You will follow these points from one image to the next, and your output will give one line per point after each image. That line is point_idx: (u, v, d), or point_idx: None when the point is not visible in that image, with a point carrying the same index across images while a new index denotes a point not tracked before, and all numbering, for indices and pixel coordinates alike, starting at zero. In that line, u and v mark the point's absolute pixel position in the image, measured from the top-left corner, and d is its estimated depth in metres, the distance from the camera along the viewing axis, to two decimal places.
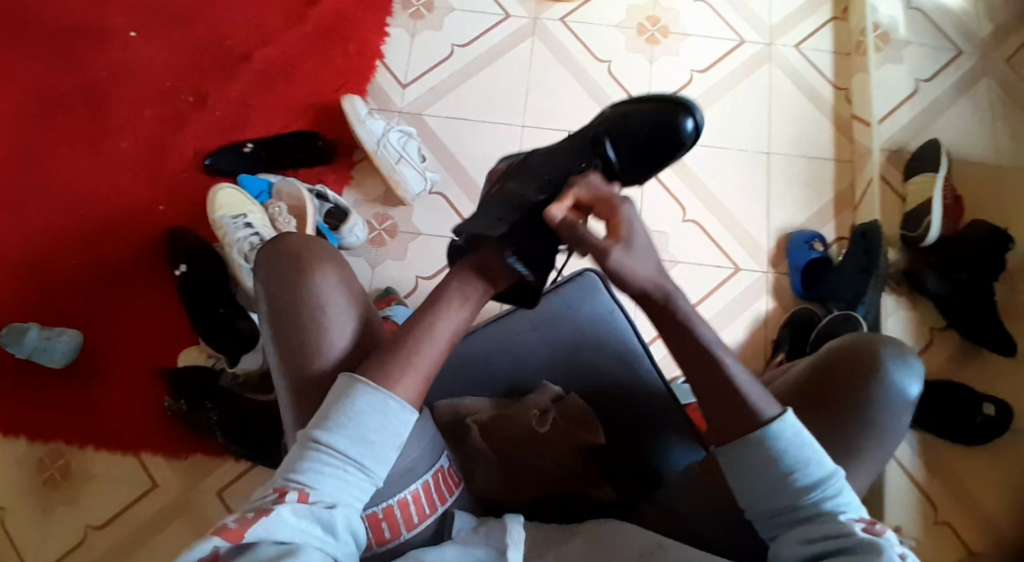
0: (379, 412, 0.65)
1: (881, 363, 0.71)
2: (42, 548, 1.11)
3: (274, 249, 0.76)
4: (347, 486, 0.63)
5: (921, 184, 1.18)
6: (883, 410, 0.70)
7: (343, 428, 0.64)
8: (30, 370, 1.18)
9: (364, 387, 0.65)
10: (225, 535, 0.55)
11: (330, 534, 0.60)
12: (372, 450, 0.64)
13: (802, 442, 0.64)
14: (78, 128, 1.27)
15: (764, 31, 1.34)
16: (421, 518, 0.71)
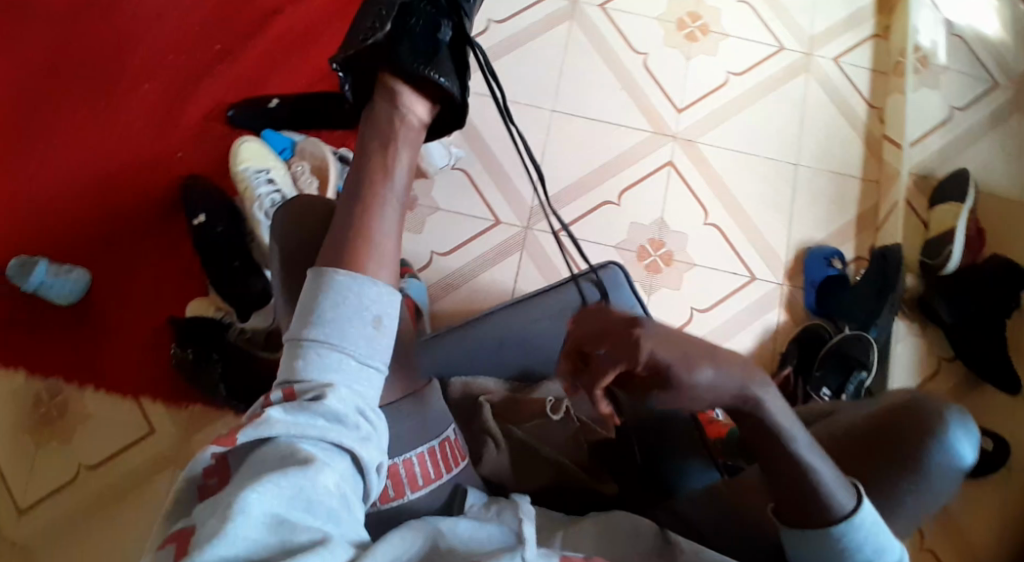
0: (346, 293, 0.63)
1: (943, 426, 0.68)
2: (33, 483, 1.12)
3: (298, 209, 0.77)
4: (336, 370, 0.60)
5: (947, 211, 1.17)
6: (934, 473, 0.67)
7: (318, 321, 0.61)
8: (33, 304, 1.17)
9: (330, 277, 0.64)
10: (220, 441, 0.56)
11: (336, 423, 0.58)
12: (346, 329, 0.61)
13: (877, 532, 0.62)
14: (101, 64, 1.25)
15: (803, 40, 1.33)
16: (426, 481, 0.70)
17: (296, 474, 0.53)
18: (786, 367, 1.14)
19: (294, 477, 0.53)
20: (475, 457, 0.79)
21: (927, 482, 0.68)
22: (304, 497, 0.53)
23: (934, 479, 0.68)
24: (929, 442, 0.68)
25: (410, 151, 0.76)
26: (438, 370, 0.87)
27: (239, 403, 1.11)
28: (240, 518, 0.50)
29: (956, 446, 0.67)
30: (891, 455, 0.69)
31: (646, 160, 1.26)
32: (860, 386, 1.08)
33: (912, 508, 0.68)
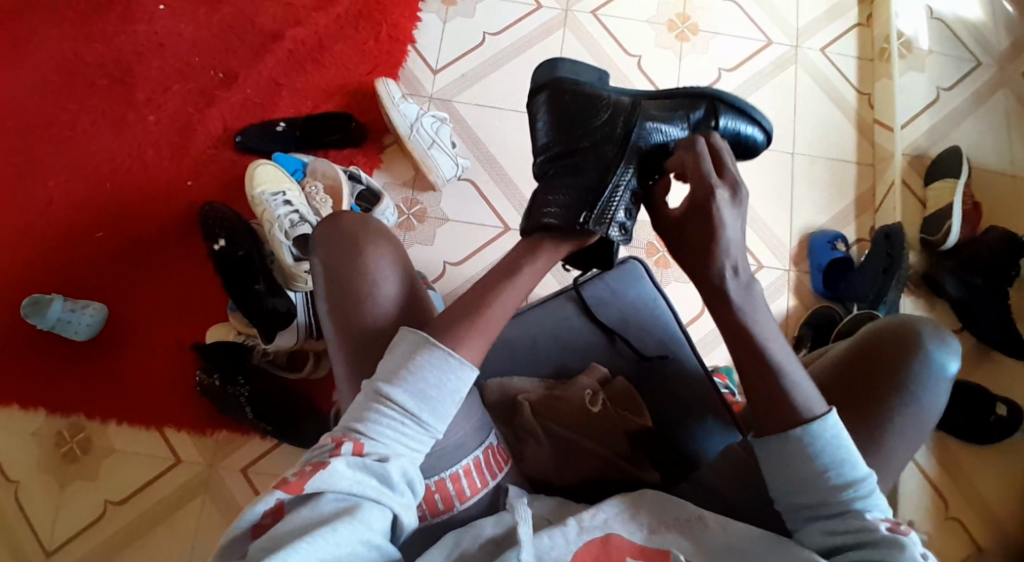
0: (441, 370, 0.66)
1: (924, 343, 0.74)
2: (60, 523, 1.11)
3: (330, 229, 0.77)
4: (405, 439, 0.64)
5: (941, 190, 1.22)
6: (924, 388, 0.73)
7: (404, 383, 0.65)
8: (50, 342, 1.17)
9: (432, 350, 0.66)
10: (287, 488, 0.58)
11: (386, 485, 0.62)
12: (429, 404, 0.65)
13: (840, 443, 0.66)
14: (104, 100, 1.26)
15: (791, 34, 1.37)
16: (473, 492, 0.73)
17: (342, 533, 0.57)
18: (800, 350, 1.17)
19: (339, 535, 0.57)
20: (517, 453, 0.82)
21: (917, 396, 0.73)
22: (345, 553, 0.57)
23: (927, 393, 0.73)
24: (912, 361, 0.73)
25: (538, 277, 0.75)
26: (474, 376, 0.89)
27: (267, 425, 1.11)
28: None
29: (937, 360, 0.73)
30: (880, 379, 0.74)
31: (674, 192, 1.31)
32: None
33: (910, 429, 0.73)
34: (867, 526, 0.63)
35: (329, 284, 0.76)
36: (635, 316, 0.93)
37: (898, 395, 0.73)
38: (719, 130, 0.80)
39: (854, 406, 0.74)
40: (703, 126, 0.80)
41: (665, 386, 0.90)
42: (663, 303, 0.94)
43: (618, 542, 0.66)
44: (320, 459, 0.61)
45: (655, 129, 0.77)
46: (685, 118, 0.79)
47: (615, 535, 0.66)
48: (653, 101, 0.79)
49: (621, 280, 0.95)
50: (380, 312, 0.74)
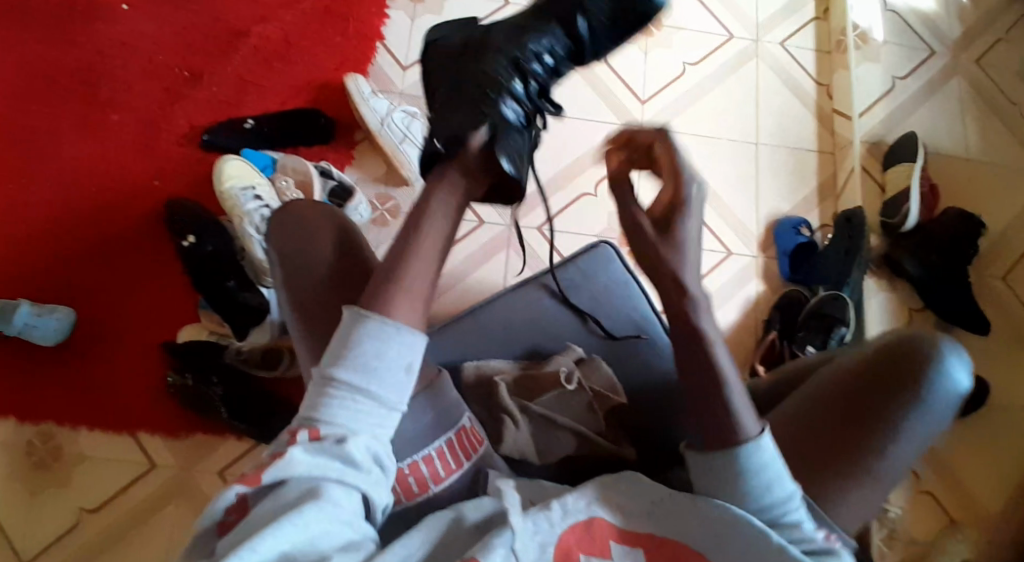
0: (380, 338, 0.62)
1: (939, 356, 0.74)
2: (30, 534, 1.07)
3: (283, 216, 0.79)
4: (362, 416, 0.61)
5: (901, 173, 1.26)
6: (939, 399, 0.74)
7: (348, 360, 0.62)
8: (14, 348, 1.14)
9: (369, 319, 0.63)
10: (245, 481, 0.58)
11: (351, 466, 0.60)
12: (377, 374, 0.62)
13: (775, 469, 0.63)
14: (66, 101, 1.23)
15: (750, 27, 1.40)
16: (448, 472, 0.74)
17: (308, 515, 0.56)
18: (769, 332, 1.20)
19: (305, 517, 0.56)
20: (495, 437, 0.83)
21: (932, 407, 0.74)
22: (314, 535, 0.56)
23: (939, 404, 0.74)
24: (927, 367, 0.74)
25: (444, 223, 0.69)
26: (449, 359, 0.89)
27: (241, 423, 1.09)
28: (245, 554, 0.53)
29: (951, 369, 0.74)
30: (893, 382, 0.75)
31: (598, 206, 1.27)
32: (841, 341, 1.14)
33: (922, 437, 0.74)
34: (808, 538, 0.65)
35: (284, 268, 0.78)
36: (608, 299, 0.94)
37: (912, 399, 0.74)
38: (603, 36, 0.81)
39: (870, 419, 0.74)
40: (586, 37, 0.80)
41: (642, 367, 0.91)
42: (636, 286, 0.96)
43: (602, 524, 0.66)
44: (276, 452, 0.60)
45: (541, 55, 0.77)
46: (569, 39, 0.79)
47: (598, 518, 0.67)
48: (543, 51, 0.80)
49: (593, 263, 0.95)
50: (328, 290, 0.76)
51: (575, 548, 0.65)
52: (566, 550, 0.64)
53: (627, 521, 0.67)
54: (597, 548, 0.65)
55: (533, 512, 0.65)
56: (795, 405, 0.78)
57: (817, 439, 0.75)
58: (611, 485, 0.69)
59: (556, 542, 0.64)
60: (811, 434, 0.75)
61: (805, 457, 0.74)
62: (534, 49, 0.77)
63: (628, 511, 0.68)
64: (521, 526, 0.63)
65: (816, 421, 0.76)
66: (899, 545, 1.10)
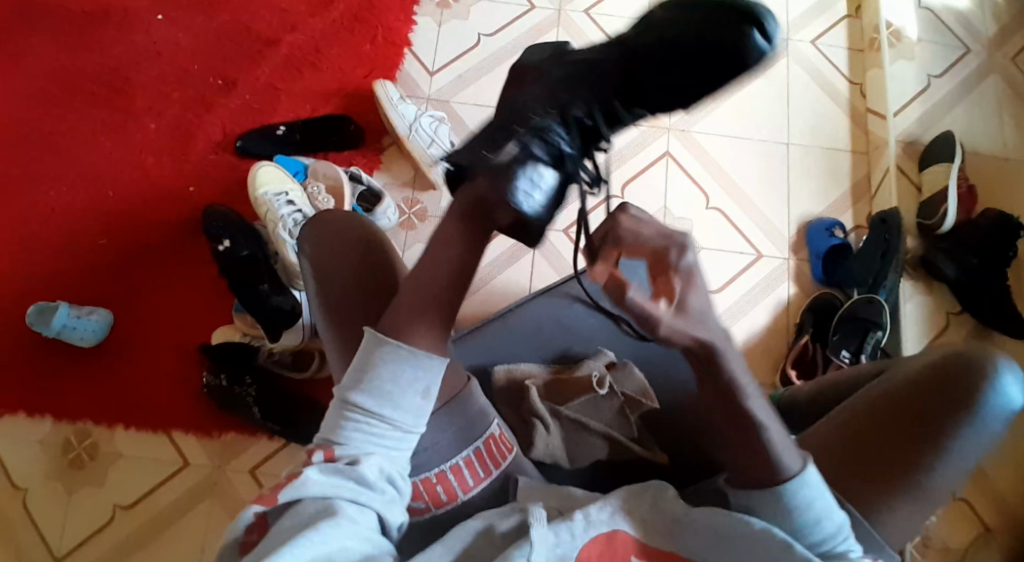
0: (398, 364, 0.65)
1: (982, 369, 0.73)
2: (69, 529, 1.10)
3: (313, 227, 0.81)
4: (376, 438, 0.64)
5: (935, 174, 1.23)
6: (984, 413, 0.72)
7: (365, 384, 0.65)
8: (55, 350, 1.17)
9: (386, 345, 0.66)
10: (263, 501, 0.59)
11: (364, 485, 0.62)
12: (393, 398, 0.65)
13: (819, 500, 0.65)
14: (105, 109, 1.27)
15: (781, 27, 1.38)
16: (476, 481, 0.74)
17: (326, 531, 0.55)
18: (802, 336, 1.18)
19: (324, 532, 0.55)
20: (526, 443, 0.84)
21: (978, 421, 0.72)
22: (332, 550, 0.55)
23: (985, 418, 0.72)
24: (981, 384, 0.72)
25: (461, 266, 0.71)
26: (476, 362, 0.89)
27: (275, 424, 1.12)
28: None
29: (1005, 385, 0.72)
30: (945, 399, 0.73)
31: None
32: (876, 346, 1.12)
33: (968, 452, 0.73)
34: None
35: (315, 277, 0.79)
36: None
37: (963, 417, 0.72)
38: None
39: (910, 436, 0.73)
40: None
41: (672, 371, 0.90)
42: None
43: (625, 538, 0.66)
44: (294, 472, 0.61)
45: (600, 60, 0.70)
46: None
47: (621, 530, 0.66)
48: (593, 47, 0.72)
49: None
50: (357, 295, 0.77)
51: (594, 561, 0.64)
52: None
53: (649, 534, 0.67)
54: (615, 556, 0.65)
55: (557, 523, 0.65)
56: (841, 417, 0.76)
57: (867, 455, 0.73)
58: (635, 495, 0.68)
59: (575, 551, 0.64)
60: (860, 450, 0.74)
61: (857, 473, 0.73)
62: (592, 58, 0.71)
63: (650, 530, 0.67)
64: (542, 536, 0.63)
65: (867, 435, 0.74)
66: (934, 553, 1.09)
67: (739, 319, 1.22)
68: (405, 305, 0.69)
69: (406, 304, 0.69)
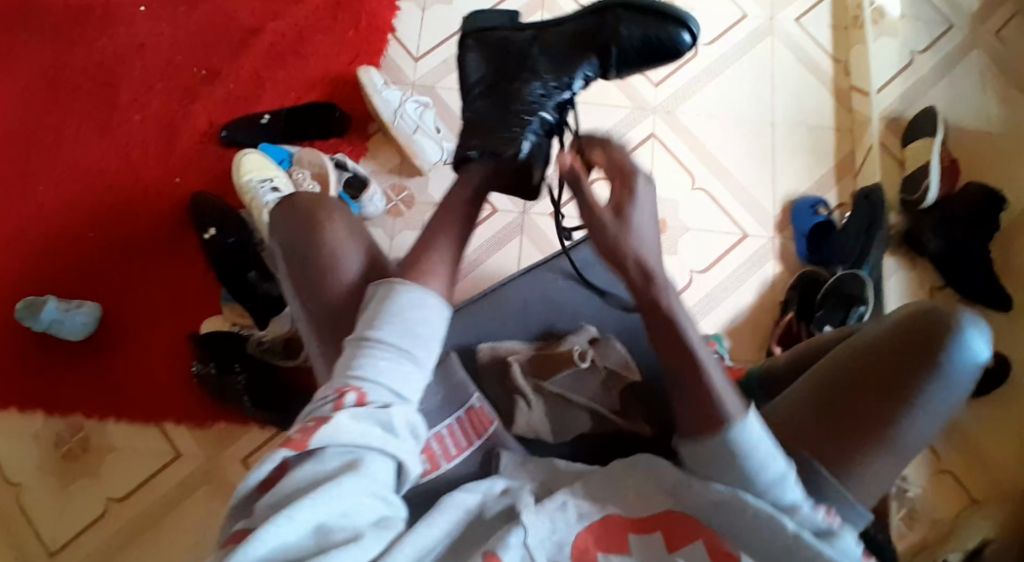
0: (420, 308, 0.70)
1: (949, 329, 0.74)
2: (63, 521, 1.11)
3: (287, 209, 0.80)
4: (404, 378, 0.66)
5: (919, 149, 1.24)
6: (952, 370, 0.73)
7: (389, 325, 0.68)
8: (45, 344, 1.17)
9: (404, 288, 0.70)
10: (292, 444, 0.59)
11: (390, 433, 0.63)
12: (416, 337, 0.68)
13: (763, 445, 0.66)
14: (89, 102, 1.27)
15: (764, 6, 1.39)
16: (457, 451, 0.76)
17: (345, 488, 0.57)
18: (787, 314, 1.19)
19: (343, 490, 0.57)
20: (509, 416, 0.86)
21: (946, 379, 0.73)
22: (349, 508, 0.57)
23: (953, 377, 0.74)
24: (947, 342, 0.74)
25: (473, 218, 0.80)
26: (461, 342, 0.90)
27: (263, 411, 1.12)
28: (286, 522, 0.54)
29: (970, 338, 0.74)
30: (913, 356, 0.74)
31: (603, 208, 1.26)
32: (860, 321, 1.12)
33: (937, 410, 0.73)
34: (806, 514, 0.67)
35: (291, 263, 0.79)
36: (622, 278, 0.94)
37: (931, 373, 0.73)
38: (628, 43, 0.82)
39: (880, 393, 0.74)
40: (609, 40, 0.83)
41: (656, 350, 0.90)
42: None
43: (616, 521, 0.68)
44: (324, 413, 0.61)
45: (563, 59, 0.84)
46: (598, 39, 0.83)
47: (612, 515, 0.68)
48: (561, 39, 0.84)
49: None
50: (335, 277, 0.76)
51: (593, 546, 0.66)
52: (583, 549, 0.65)
53: (634, 509, 0.69)
54: (614, 544, 0.66)
55: (551, 509, 0.67)
56: (811, 383, 0.77)
57: (835, 410, 0.75)
58: (622, 474, 0.71)
59: (572, 541, 0.65)
60: (826, 405, 0.75)
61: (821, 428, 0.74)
62: (556, 56, 0.84)
63: (637, 497, 0.69)
64: (534, 521, 0.65)
65: (832, 391, 0.75)
66: (920, 524, 1.11)
67: (725, 298, 1.23)
68: (400, 275, 0.73)
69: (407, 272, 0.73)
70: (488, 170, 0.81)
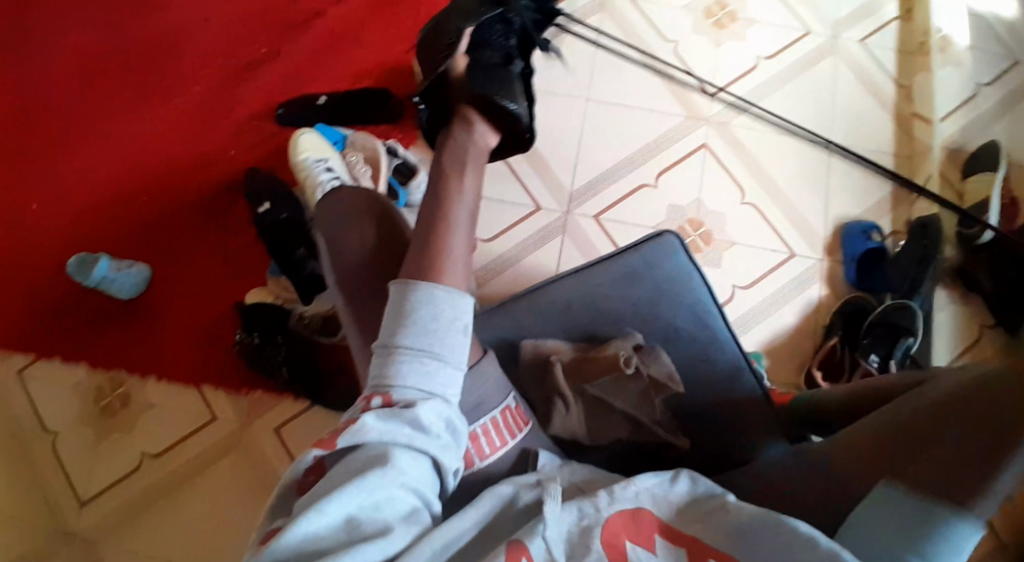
0: (434, 303, 0.70)
1: None
2: (96, 475, 1.14)
3: (332, 204, 0.82)
4: (431, 376, 0.67)
5: (981, 183, 1.21)
6: None
7: (411, 327, 0.68)
8: (93, 300, 1.20)
9: (416, 288, 0.71)
10: (322, 444, 0.62)
11: (419, 430, 0.64)
12: (437, 337, 0.68)
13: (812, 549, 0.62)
14: (155, 70, 1.30)
15: (829, 24, 1.37)
16: (491, 450, 0.75)
17: (373, 482, 0.59)
18: (831, 338, 1.17)
19: (372, 482, 0.59)
20: (546, 418, 0.86)
21: None
22: (380, 501, 0.59)
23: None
24: None
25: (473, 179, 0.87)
26: (503, 337, 0.90)
27: (303, 387, 1.15)
28: (317, 515, 0.56)
29: None
30: (997, 401, 0.64)
31: (650, 211, 1.26)
32: (905, 352, 1.10)
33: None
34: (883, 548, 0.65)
35: (336, 256, 0.80)
36: (669, 288, 0.92)
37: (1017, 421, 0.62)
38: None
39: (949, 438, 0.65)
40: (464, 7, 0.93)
41: (698, 359, 0.90)
42: (699, 279, 0.93)
43: (647, 517, 0.67)
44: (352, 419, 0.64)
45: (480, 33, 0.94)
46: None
47: (644, 510, 0.67)
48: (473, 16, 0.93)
49: (655, 252, 0.93)
50: (383, 270, 0.79)
51: (622, 532, 0.65)
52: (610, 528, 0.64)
53: (676, 521, 0.68)
54: (643, 539, 0.65)
55: (576, 501, 0.67)
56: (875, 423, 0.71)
57: (891, 452, 0.68)
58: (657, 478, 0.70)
59: (602, 525, 0.65)
60: (884, 448, 0.69)
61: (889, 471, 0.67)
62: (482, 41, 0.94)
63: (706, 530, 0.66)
64: (557, 514, 0.65)
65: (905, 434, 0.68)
66: None
67: (766, 317, 1.22)
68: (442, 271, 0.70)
69: (420, 251, 0.76)
70: (460, 139, 0.91)
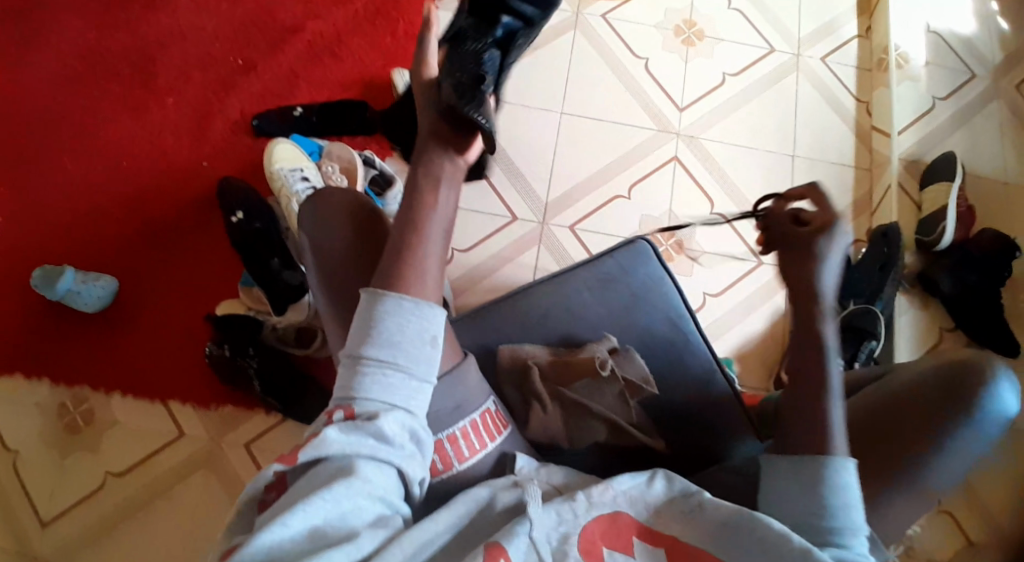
0: (400, 314, 0.65)
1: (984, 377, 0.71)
2: (59, 493, 1.10)
3: (314, 201, 0.82)
4: (394, 389, 0.64)
5: (936, 192, 1.25)
6: (973, 425, 0.70)
7: (375, 339, 0.64)
8: (56, 315, 1.17)
9: (385, 298, 0.66)
10: (283, 459, 0.61)
11: (383, 441, 0.62)
12: (403, 349, 0.64)
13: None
14: (125, 82, 1.29)
15: (791, 41, 1.42)
16: (472, 452, 0.74)
17: (340, 492, 0.59)
18: None
19: (339, 493, 0.59)
20: (523, 421, 0.86)
21: (974, 421, 0.70)
22: (346, 511, 0.59)
23: (979, 424, 0.70)
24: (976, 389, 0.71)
25: (452, 191, 0.71)
26: (481, 343, 0.90)
27: (272, 399, 1.13)
28: (280, 528, 0.56)
29: (1001, 392, 0.71)
30: (947, 401, 0.71)
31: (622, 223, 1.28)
32: (870, 354, 1.14)
33: (966, 448, 0.71)
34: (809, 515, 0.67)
35: (317, 253, 0.80)
36: (644, 291, 0.94)
37: (963, 417, 0.70)
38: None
39: (903, 432, 0.71)
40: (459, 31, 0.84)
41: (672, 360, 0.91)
42: (671, 284, 0.95)
43: (625, 520, 0.67)
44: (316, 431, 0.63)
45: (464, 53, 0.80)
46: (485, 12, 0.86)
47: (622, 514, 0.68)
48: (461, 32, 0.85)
49: (631, 257, 0.95)
50: (361, 270, 0.78)
51: (600, 538, 0.65)
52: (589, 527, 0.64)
53: (650, 518, 0.68)
54: (621, 542, 0.66)
55: (556, 504, 0.67)
56: None
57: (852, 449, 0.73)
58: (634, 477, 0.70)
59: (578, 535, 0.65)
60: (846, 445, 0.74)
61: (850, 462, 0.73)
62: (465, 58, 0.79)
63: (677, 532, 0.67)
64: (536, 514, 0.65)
65: (862, 429, 0.74)
66: None
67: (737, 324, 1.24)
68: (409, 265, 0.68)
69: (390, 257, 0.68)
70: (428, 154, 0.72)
